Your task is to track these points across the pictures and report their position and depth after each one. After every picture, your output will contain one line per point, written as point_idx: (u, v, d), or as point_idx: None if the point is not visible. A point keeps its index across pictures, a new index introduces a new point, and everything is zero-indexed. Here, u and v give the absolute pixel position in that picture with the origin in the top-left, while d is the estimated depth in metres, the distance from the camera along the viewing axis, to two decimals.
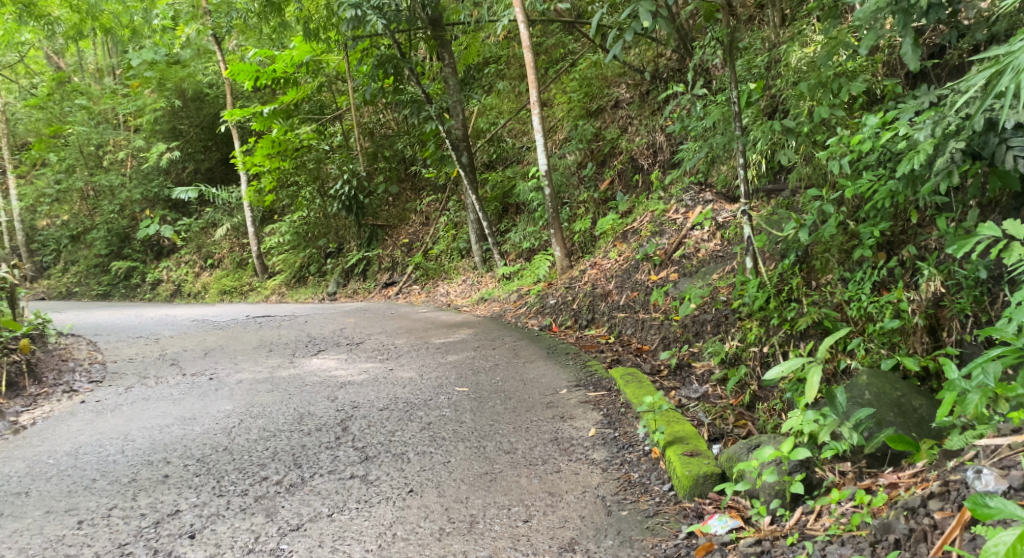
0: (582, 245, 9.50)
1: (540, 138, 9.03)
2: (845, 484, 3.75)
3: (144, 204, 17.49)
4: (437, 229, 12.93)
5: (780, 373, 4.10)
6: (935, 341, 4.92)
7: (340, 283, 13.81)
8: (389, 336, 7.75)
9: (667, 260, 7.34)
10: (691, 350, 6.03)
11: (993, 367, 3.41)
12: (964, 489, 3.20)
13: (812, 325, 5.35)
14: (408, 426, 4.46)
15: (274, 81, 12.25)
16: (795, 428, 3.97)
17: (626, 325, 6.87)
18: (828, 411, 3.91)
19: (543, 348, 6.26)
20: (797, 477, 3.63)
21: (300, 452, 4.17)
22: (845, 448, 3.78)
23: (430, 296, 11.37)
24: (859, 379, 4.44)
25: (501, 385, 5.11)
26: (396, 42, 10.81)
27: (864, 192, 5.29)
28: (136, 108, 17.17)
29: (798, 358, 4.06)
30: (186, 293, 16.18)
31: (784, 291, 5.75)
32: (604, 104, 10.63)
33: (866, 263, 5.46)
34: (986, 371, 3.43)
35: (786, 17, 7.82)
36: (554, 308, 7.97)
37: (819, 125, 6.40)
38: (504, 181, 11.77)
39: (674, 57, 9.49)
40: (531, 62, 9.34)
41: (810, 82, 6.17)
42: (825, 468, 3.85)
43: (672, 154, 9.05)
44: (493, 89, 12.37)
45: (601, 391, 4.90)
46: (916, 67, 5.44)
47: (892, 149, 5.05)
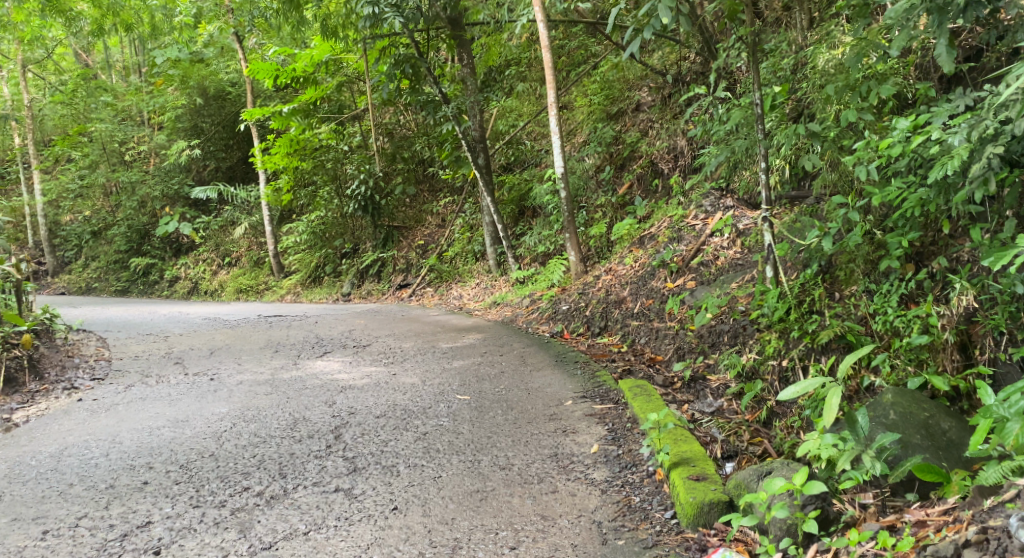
0: (599, 250, 9.28)
1: (558, 140, 8.82)
2: (867, 519, 3.51)
3: (164, 201, 17.53)
4: (453, 231, 12.77)
5: (796, 392, 3.82)
6: (966, 359, 4.66)
7: (354, 284, 13.69)
8: (396, 339, 7.59)
9: (684, 267, 7.10)
10: (706, 362, 5.79)
11: None
12: (1006, 539, 2.98)
13: (834, 339, 5.09)
14: (403, 436, 4.27)
15: (293, 80, 12.15)
16: (812, 452, 3.77)
17: (640, 334, 6.64)
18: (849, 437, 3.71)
19: (551, 356, 6.05)
20: (811, 514, 3.36)
21: (287, 462, 4.00)
22: (866, 479, 3.55)
23: (443, 299, 11.21)
24: (884, 398, 4.23)
25: (505, 394, 4.90)
26: (415, 42, 10.69)
27: (892, 200, 5.02)
28: (159, 106, 17.23)
29: (815, 377, 3.77)
30: (202, 290, 16.18)
31: (805, 302, 5.48)
32: (625, 107, 10.41)
33: (892, 275, 5.18)
34: None
35: (814, 19, 7.56)
36: (567, 314, 7.76)
37: (846, 129, 6.14)
38: (521, 184, 11.58)
39: (697, 59, 9.23)
40: (551, 62, 9.13)
41: (837, 84, 5.91)
42: (844, 499, 3.63)
43: (693, 159, 8.80)
44: (514, 91, 12.16)
45: (607, 404, 4.68)
46: (950, 70, 5.17)
47: (923, 155, 4.78)
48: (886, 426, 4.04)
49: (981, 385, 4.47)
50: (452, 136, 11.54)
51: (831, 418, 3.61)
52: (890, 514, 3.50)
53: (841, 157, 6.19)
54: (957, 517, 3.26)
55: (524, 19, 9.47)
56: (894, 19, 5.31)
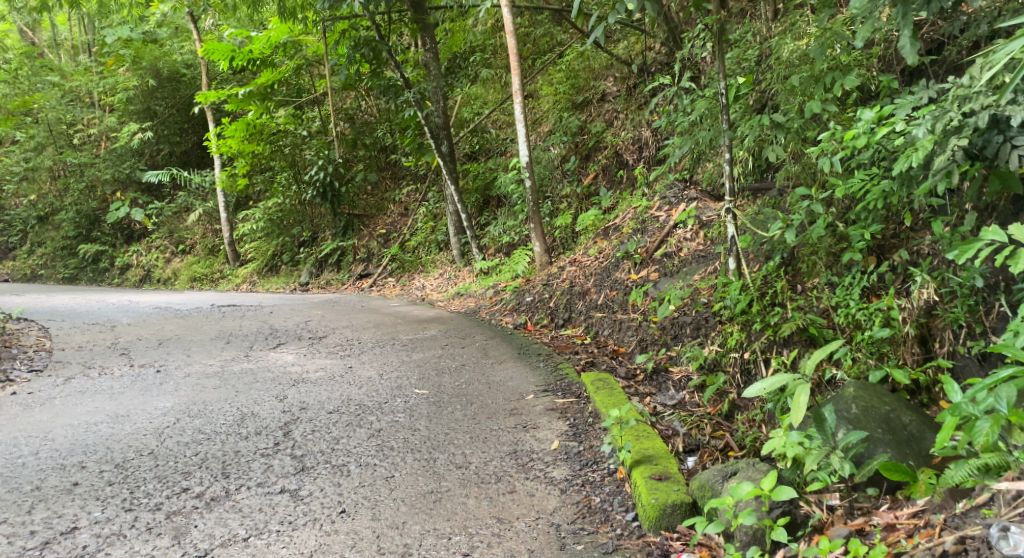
0: (563, 241, 9.18)
1: (523, 128, 8.68)
2: (834, 523, 3.47)
3: (116, 186, 16.98)
4: (416, 220, 12.55)
5: (762, 390, 3.79)
6: (926, 352, 4.65)
7: (313, 273, 13.41)
8: (355, 330, 7.40)
9: (648, 259, 7.03)
10: (668, 354, 5.71)
11: (1008, 392, 3.17)
12: (987, 551, 2.97)
13: (796, 332, 5.04)
14: (356, 433, 4.10)
15: (250, 62, 11.80)
16: (777, 450, 3.75)
17: (603, 326, 6.54)
18: (814, 434, 3.72)
19: (513, 348, 5.93)
20: (780, 521, 3.26)
21: (230, 461, 3.81)
22: (835, 480, 3.54)
23: (404, 289, 11.01)
24: (845, 391, 4.19)
25: (464, 388, 4.76)
26: (376, 25, 10.45)
27: (855, 192, 4.99)
28: (109, 87, 16.67)
29: (782, 375, 3.75)
30: (155, 279, 15.72)
31: (768, 294, 5.43)
32: (590, 97, 10.32)
33: (855, 268, 5.16)
34: (999, 397, 3.18)
35: (779, 11, 7.55)
36: (530, 306, 7.64)
37: (810, 120, 6.11)
38: (486, 173, 11.43)
39: (663, 50, 9.17)
40: (515, 47, 8.97)
41: (801, 75, 5.86)
42: (811, 503, 3.57)
43: (657, 150, 8.74)
44: (479, 78, 11.96)
45: (569, 398, 4.57)
46: (914, 62, 5.13)
47: (887, 147, 4.74)
48: (847, 420, 3.99)
49: (941, 378, 4.47)
50: (414, 122, 11.32)
51: (798, 415, 3.60)
52: (858, 517, 3.47)
53: (804, 149, 6.15)
54: (928, 522, 3.25)
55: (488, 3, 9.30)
56: (859, 9, 5.26)
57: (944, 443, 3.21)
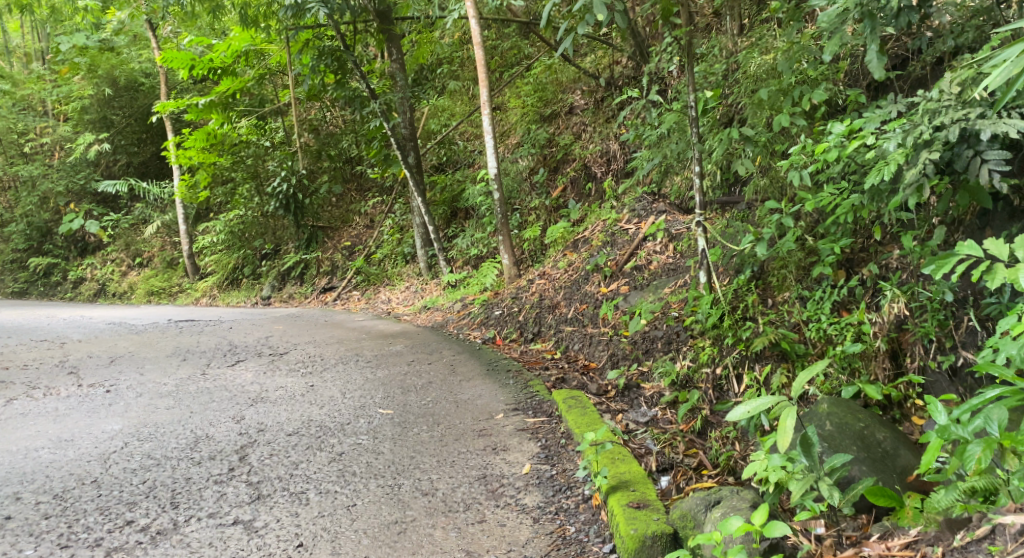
0: (532, 254, 9.06)
1: (491, 139, 8.55)
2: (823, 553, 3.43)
3: (70, 197, 16.49)
4: (381, 233, 12.34)
5: (746, 412, 3.48)
6: (897, 368, 4.61)
7: (275, 286, 13.12)
8: (317, 346, 7.18)
9: (618, 272, 6.94)
10: (640, 370, 5.55)
11: (998, 414, 3.09)
12: None
13: (768, 346, 4.96)
14: (316, 457, 3.92)
15: (210, 71, 11.56)
16: (760, 474, 3.65)
17: (573, 340, 6.42)
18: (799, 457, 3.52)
19: (482, 364, 5.77)
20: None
21: (181, 489, 3.60)
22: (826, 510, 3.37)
23: (370, 303, 10.79)
24: (820, 408, 4.15)
25: (431, 407, 4.59)
26: (340, 34, 10.26)
27: (824, 206, 4.95)
28: (64, 96, 16.22)
29: (766, 396, 3.42)
30: (111, 292, 15.26)
31: (739, 308, 5.35)
32: (558, 110, 10.25)
33: (825, 282, 5.11)
34: (990, 419, 3.10)
35: (744, 27, 7.58)
36: (498, 320, 7.49)
37: (777, 134, 6.09)
38: (453, 185, 11.29)
39: (630, 63, 9.15)
40: (482, 58, 8.86)
41: (769, 89, 5.84)
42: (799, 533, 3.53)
43: (625, 163, 8.69)
44: (446, 90, 11.84)
45: (541, 418, 4.43)
46: (880, 77, 5.10)
47: (856, 161, 4.70)
48: (820, 437, 3.95)
49: (912, 394, 4.44)
50: (380, 133, 11.13)
51: (786, 441, 3.32)
52: (849, 548, 3.43)
53: (773, 162, 6.12)
54: (925, 554, 3.21)
55: (454, 13, 9.19)
56: (827, 24, 5.24)
57: (929, 464, 3.19)
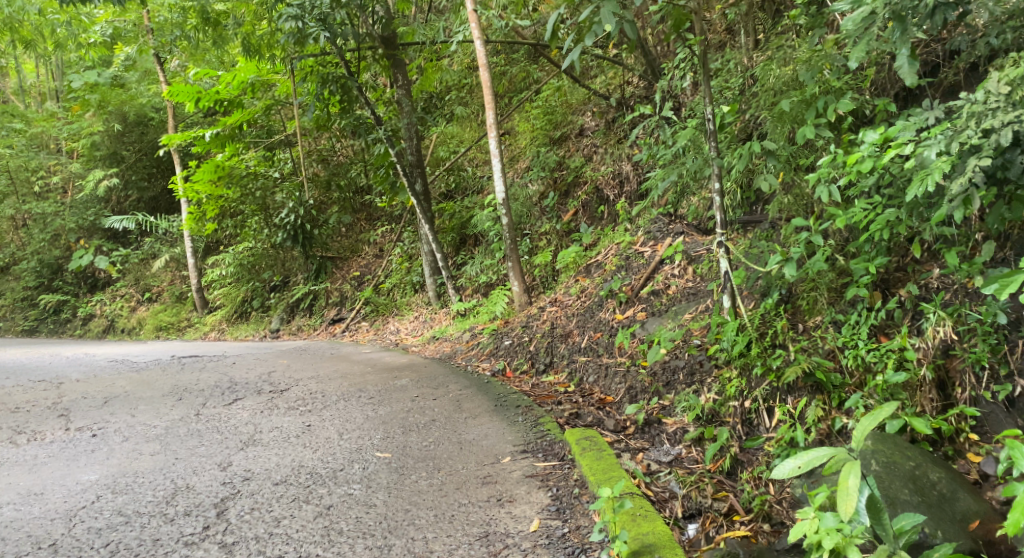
0: (543, 280, 8.70)
1: (499, 163, 8.22)
2: None
3: (80, 233, 16.37)
4: (390, 262, 12.07)
5: (797, 469, 3.10)
6: (945, 399, 4.21)
7: (284, 319, 12.84)
8: (319, 382, 6.81)
9: (634, 297, 6.56)
10: (661, 404, 5.12)
11: None
12: None
13: (801, 377, 4.55)
14: (300, 512, 3.56)
15: (216, 103, 11.42)
16: (809, 536, 3.24)
17: (588, 372, 6.01)
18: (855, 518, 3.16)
19: (490, 400, 5.36)
20: None
21: (146, 554, 3.27)
22: None
23: (378, 334, 10.44)
24: (864, 445, 3.81)
25: (433, 450, 4.21)
26: (345, 61, 10.00)
27: (857, 222, 4.56)
28: (73, 132, 16.12)
29: (822, 450, 3.04)
30: (119, 328, 15.01)
31: (767, 334, 4.93)
32: (568, 132, 9.94)
33: (860, 304, 4.70)
34: None
35: (760, 41, 7.25)
36: (508, 350, 7.10)
37: (801, 148, 5.72)
38: (462, 212, 10.98)
39: (642, 83, 8.86)
40: (489, 80, 8.56)
41: (791, 100, 5.46)
42: None
43: (639, 184, 8.36)
44: (454, 116, 11.59)
45: (551, 462, 4.03)
46: (913, 83, 4.71)
47: (892, 172, 4.31)
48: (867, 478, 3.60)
49: (966, 428, 4.04)
50: (386, 160, 10.86)
51: (847, 504, 2.96)
52: None
53: (798, 178, 5.72)
54: None
55: (460, 35, 8.93)
56: (852, 28, 4.87)
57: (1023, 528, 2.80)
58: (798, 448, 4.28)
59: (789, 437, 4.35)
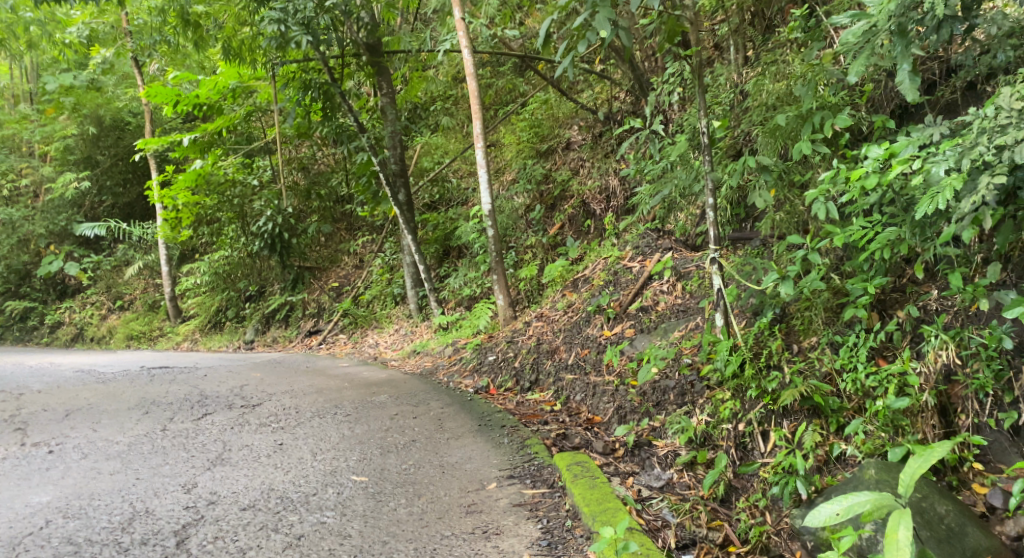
0: (528, 294, 8.50)
1: (485, 175, 8.03)
2: None
3: (51, 238, 15.95)
4: (370, 273, 11.81)
5: (836, 513, 3.17)
6: (947, 426, 4.05)
7: (259, 329, 12.53)
8: (294, 397, 6.53)
9: (622, 314, 6.38)
10: (651, 426, 4.91)
11: None
12: None
13: (798, 400, 4.37)
14: (267, 542, 3.31)
15: (196, 108, 11.16)
16: None
17: (574, 390, 5.80)
18: None
19: (473, 419, 5.12)
20: None
21: None
22: None
23: (357, 347, 10.16)
24: (866, 474, 3.83)
25: (413, 473, 3.98)
26: (329, 68, 9.75)
27: (857, 240, 4.41)
28: (46, 135, 15.70)
29: (864, 495, 3.15)
30: (89, 337, 14.59)
31: (761, 355, 4.75)
32: (554, 145, 9.76)
33: (858, 326, 4.53)
34: None
35: (750, 58, 7.14)
36: (492, 366, 6.87)
37: (795, 163, 5.57)
38: (446, 223, 10.75)
39: (629, 98, 8.74)
40: (476, 90, 8.37)
41: (787, 114, 5.31)
42: None
43: (626, 199, 8.19)
44: (439, 127, 11.39)
45: (539, 489, 3.81)
46: (914, 99, 4.57)
47: (895, 190, 4.16)
48: None
49: (970, 457, 3.88)
50: (368, 168, 10.62)
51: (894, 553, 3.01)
52: None
53: (792, 194, 5.56)
54: None
55: (446, 43, 8.74)
56: (851, 40, 4.74)
57: None
58: (797, 475, 4.09)
59: (786, 463, 4.16)
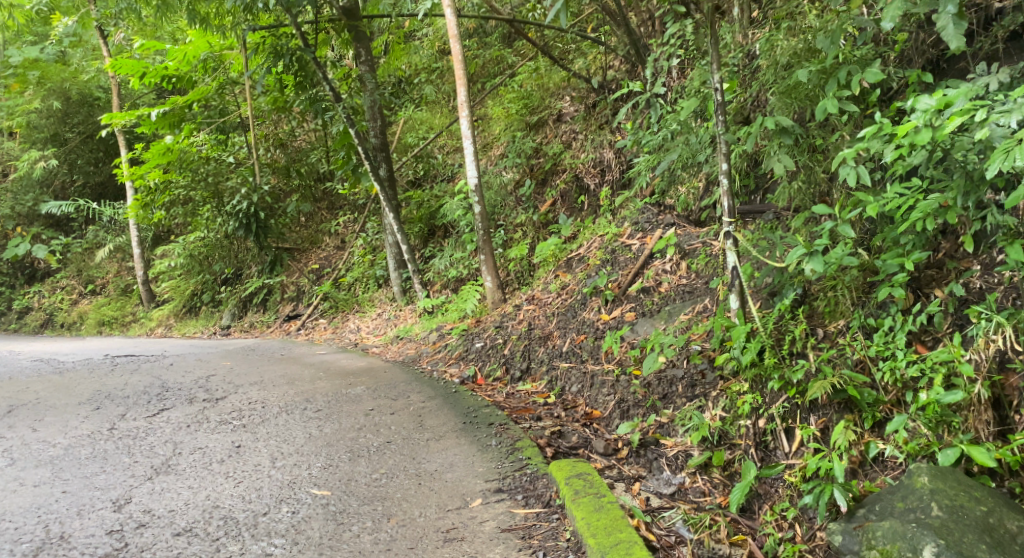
0: (518, 276, 7.91)
1: (470, 147, 7.37)
2: None
3: (18, 220, 15.20)
4: (352, 254, 11.16)
5: None
6: (1002, 422, 3.46)
7: (236, 314, 11.95)
8: (262, 389, 5.94)
9: (621, 295, 5.80)
10: (658, 422, 4.36)
11: None
12: None
13: (828, 393, 3.81)
14: None
15: (164, 80, 10.40)
16: None
17: (570, 381, 5.23)
18: None
19: (457, 416, 4.53)
20: None
21: None
22: None
23: (336, 333, 9.55)
24: (918, 482, 3.31)
25: (384, 487, 3.44)
26: (302, 32, 8.97)
27: (894, 209, 3.82)
28: (9, 111, 14.88)
29: None
30: (58, 323, 13.96)
31: (783, 341, 4.19)
32: (546, 117, 9.06)
33: (893, 307, 3.97)
34: None
35: (758, 16, 6.48)
36: (479, 354, 6.28)
37: (814, 126, 4.97)
38: (431, 201, 10.05)
39: (625, 65, 8.08)
40: (460, 54, 7.67)
41: (807, 70, 4.69)
42: None
43: (622, 173, 7.59)
44: (425, 100, 10.67)
45: (533, 509, 3.27)
46: (958, 46, 3.95)
47: (945, 148, 3.56)
48: (932, 528, 3.13)
49: None
50: (347, 141, 9.92)
51: None
52: None
53: (811, 161, 4.93)
54: None
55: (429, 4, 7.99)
56: None
57: None
58: (832, 481, 3.58)
59: (819, 467, 3.64)
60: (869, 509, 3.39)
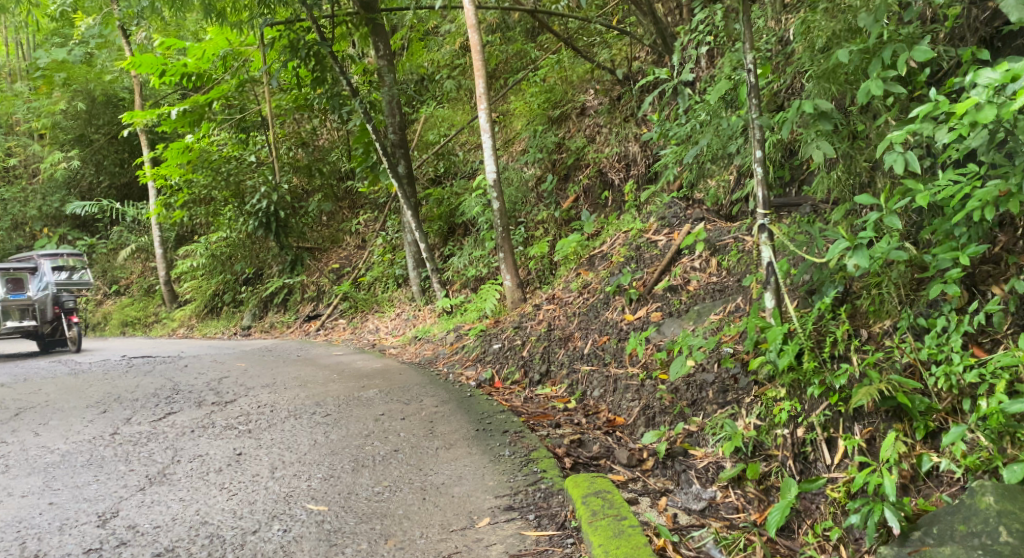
0: (540, 274, 7.62)
1: (490, 140, 7.07)
2: None
3: (46, 220, 15.42)
4: (372, 253, 10.94)
5: None
6: None
7: (256, 315, 11.84)
8: (273, 392, 5.72)
9: (646, 294, 5.48)
10: (686, 431, 4.05)
11: None
12: None
13: (875, 401, 3.47)
14: None
15: (184, 77, 10.26)
16: None
17: (591, 385, 4.93)
18: None
19: (470, 422, 4.25)
20: None
21: None
22: None
23: (355, 334, 9.35)
24: (982, 502, 2.97)
25: (384, 503, 3.21)
26: (319, 26, 8.73)
27: (947, 197, 3.47)
28: (36, 112, 14.91)
29: None
30: (83, 323, 13.99)
31: (824, 343, 3.84)
32: (569, 111, 8.72)
33: (946, 306, 3.61)
34: None
35: None
36: (497, 356, 6.00)
37: (855, 111, 4.60)
38: (450, 198, 9.78)
39: (651, 55, 7.76)
40: (479, 44, 7.36)
41: (849, 49, 4.33)
42: None
43: (647, 167, 7.28)
44: (446, 98, 10.41)
45: (546, 532, 2.99)
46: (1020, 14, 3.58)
47: (1008, 129, 3.21)
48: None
49: None
50: (365, 137, 9.70)
51: None
52: None
53: (852, 148, 4.57)
54: None
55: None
56: None
57: None
58: (881, 497, 3.25)
59: (866, 483, 3.30)
60: (927, 531, 3.05)
